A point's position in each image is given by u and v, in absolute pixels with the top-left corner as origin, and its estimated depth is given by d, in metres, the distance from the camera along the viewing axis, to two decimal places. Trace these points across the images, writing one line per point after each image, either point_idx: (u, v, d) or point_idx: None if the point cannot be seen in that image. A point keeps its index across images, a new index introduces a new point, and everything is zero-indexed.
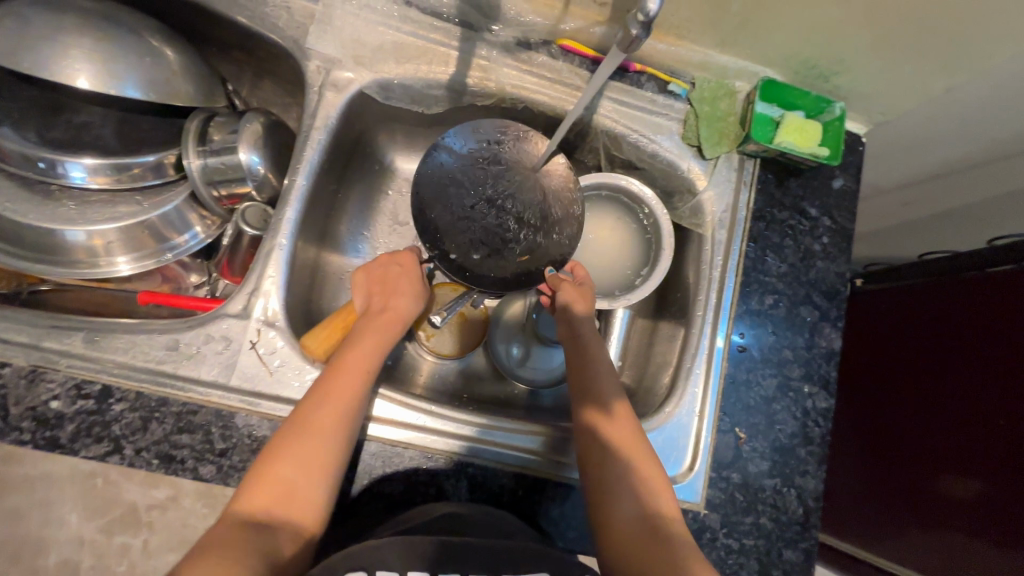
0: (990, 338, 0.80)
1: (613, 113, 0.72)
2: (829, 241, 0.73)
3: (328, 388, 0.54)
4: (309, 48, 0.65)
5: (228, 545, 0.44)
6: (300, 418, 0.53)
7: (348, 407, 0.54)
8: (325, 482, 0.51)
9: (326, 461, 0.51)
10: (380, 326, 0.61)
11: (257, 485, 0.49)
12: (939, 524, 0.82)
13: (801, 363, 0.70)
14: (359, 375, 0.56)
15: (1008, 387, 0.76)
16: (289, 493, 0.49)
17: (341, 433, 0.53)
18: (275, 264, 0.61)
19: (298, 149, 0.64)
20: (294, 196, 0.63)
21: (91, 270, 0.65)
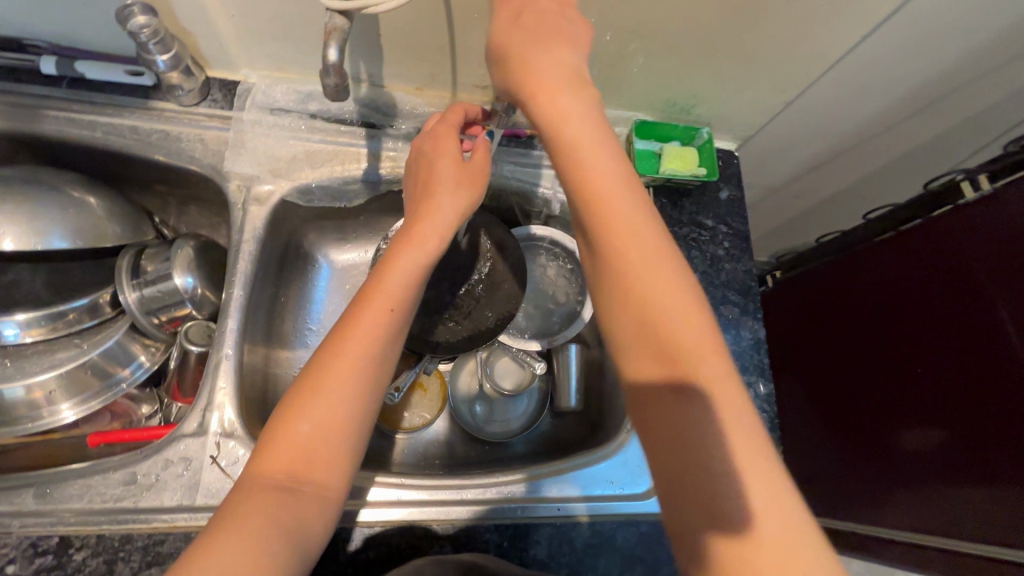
0: (907, 299, 0.92)
1: (517, 174, 0.80)
2: (730, 244, 0.82)
3: (342, 341, 0.50)
4: (227, 171, 0.71)
5: (251, 513, 0.43)
6: (314, 373, 0.49)
7: (370, 352, 0.50)
8: (343, 457, 0.49)
9: (345, 427, 0.49)
10: (410, 241, 0.53)
11: (276, 449, 0.47)
12: (925, 485, 0.86)
13: (735, 357, 0.76)
14: (381, 315, 0.51)
15: (940, 337, 0.86)
16: (305, 465, 0.47)
17: (357, 391, 0.49)
18: (225, 375, 0.63)
19: (230, 264, 0.68)
20: (233, 307, 0.66)
21: (35, 424, 0.65)
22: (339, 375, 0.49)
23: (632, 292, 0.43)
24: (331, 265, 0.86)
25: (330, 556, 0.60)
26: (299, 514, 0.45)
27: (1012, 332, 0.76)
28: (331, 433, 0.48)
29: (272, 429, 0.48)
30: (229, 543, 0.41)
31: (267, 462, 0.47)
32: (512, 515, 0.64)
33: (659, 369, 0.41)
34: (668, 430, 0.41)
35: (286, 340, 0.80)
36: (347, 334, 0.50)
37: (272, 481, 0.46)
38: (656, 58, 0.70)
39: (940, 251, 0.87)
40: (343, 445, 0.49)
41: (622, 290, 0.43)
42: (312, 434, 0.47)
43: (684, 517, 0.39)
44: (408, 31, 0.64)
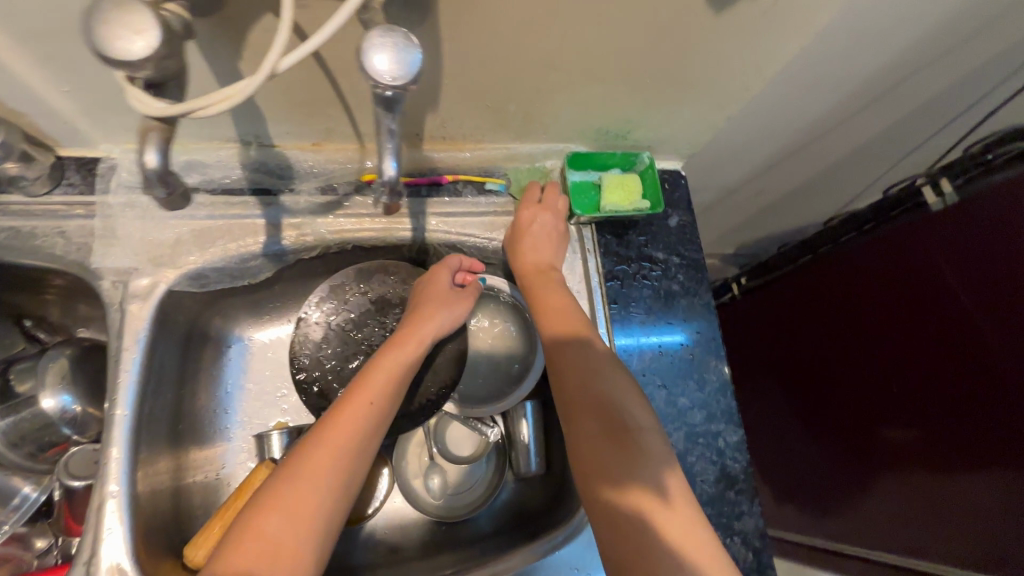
0: (879, 307, 0.90)
1: (443, 225, 0.71)
2: (685, 276, 0.75)
3: (323, 435, 0.53)
4: (97, 267, 0.60)
5: None
6: (293, 465, 0.51)
7: (347, 445, 0.53)
8: (312, 554, 0.48)
9: (317, 518, 0.50)
10: (392, 346, 0.62)
11: (243, 546, 0.46)
12: (930, 479, 0.85)
13: (700, 406, 0.70)
14: (360, 411, 0.55)
15: (913, 342, 0.85)
16: (274, 561, 0.46)
17: (335, 477, 0.52)
18: (115, 514, 0.54)
19: (110, 378, 0.58)
20: (119, 429, 0.56)
21: None
22: (317, 463, 0.51)
23: (579, 386, 0.57)
24: (246, 345, 0.77)
25: None
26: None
27: (987, 325, 0.74)
28: (301, 526, 0.48)
29: (238, 530, 0.48)
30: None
31: (232, 561, 0.46)
32: None
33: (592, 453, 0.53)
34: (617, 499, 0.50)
35: (201, 441, 0.71)
36: (328, 429, 0.54)
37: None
38: (577, 89, 0.62)
39: (903, 254, 0.85)
40: (310, 538, 0.49)
41: (561, 384, 0.59)
42: (289, 526, 0.48)
43: (643, 494, 0.49)
44: (283, 89, 0.55)
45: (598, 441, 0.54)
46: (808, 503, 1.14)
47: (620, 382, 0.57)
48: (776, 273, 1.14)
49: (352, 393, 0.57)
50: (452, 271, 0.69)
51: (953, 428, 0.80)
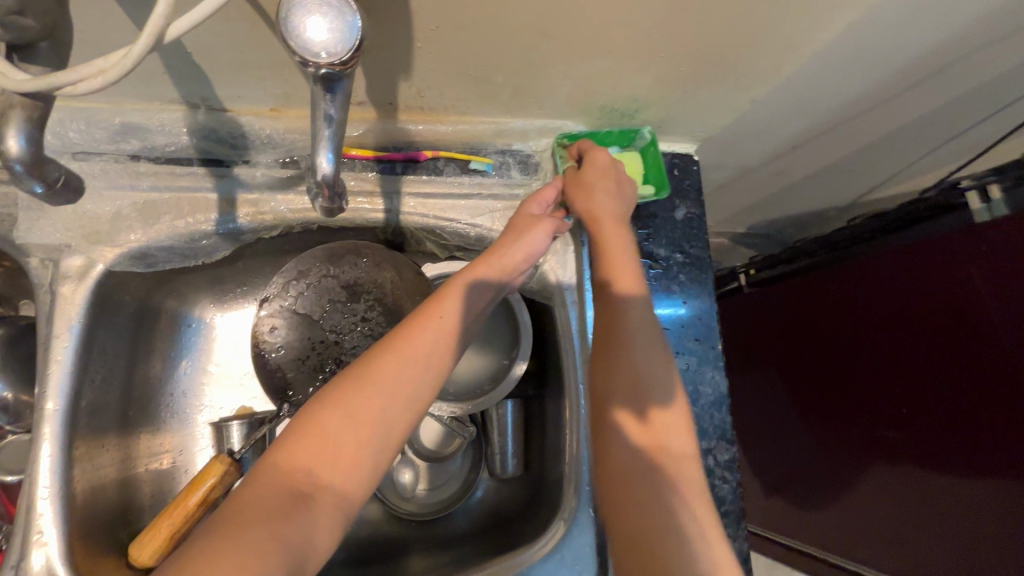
0: (894, 305, 0.83)
1: (420, 208, 0.63)
2: (687, 277, 0.68)
3: (387, 348, 0.47)
4: (24, 243, 0.54)
5: (253, 519, 0.37)
6: (356, 369, 0.45)
7: (422, 359, 0.47)
8: (370, 463, 0.43)
9: (382, 427, 0.44)
10: (481, 262, 0.55)
11: (302, 441, 0.41)
12: (929, 481, 0.80)
13: (691, 420, 0.65)
14: (430, 326, 0.48)
15: (925, 343, 0.78)
16: (329, 467, 0.41)
17: (405, 388, 0.45)
18: (46, 517, 0.50)
19: (40, 367, 0.52)
20: (49, 425, 0.52)
21: None
22: (381, 372, 0.45)
23: (619, 359, 0.52)
24: (206, 325, 0.72)
25: None
26: (305, 527, 0.38)
27: (1010, 341, 0.67)
28: (368, 429, 0.43)
29: (299, 423, 0.43)
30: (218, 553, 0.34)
31: (286, 457, 0.41)
32: None
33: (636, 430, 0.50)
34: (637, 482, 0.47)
35: (154, 426, 0.66)
36: (401, 339, 0.47)
37: (291, 476, 0.40)
38: (576, 62, 0.52)
39: (926, 250, 0.77)
40: (374, 447, 0.43)
41: (601, 352, 0.54)
42: (353, 433, 0.42)
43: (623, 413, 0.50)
44: (223, 46, 0.46)
45: (638, 414, 0.50)
46: (796, 496, 1.10)
47: (662, 366, 0.53)
48: (791, 266, 1.07)
49: (432, 304, 0.50)
50: (548, 200, 0.61)
51: (972, 436, 0.73)
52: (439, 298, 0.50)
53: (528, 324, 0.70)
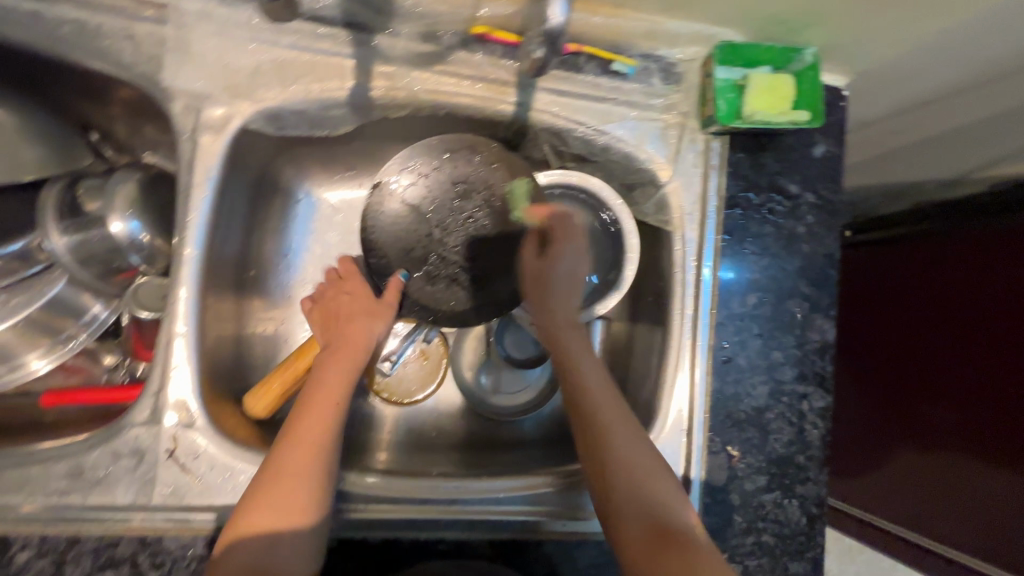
0: (913, 315, 0.79)
1: (554, 106, 0.60)
2: (814, 219, 0.65)
3: (291, 427, 0.51)
4: (168, 86, 0.53)
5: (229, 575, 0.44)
6: (283, 432, 0.51)
7: (314, 429, 0.50)
8: (312, 504, 0.48)
9: (303, 481, 0.48)
10: (340, 348, 0.58)
11: (255, 504, 0.47)
12: (980, 474, 0.68)
13: (793, 363, 0.63)
14: (328, 397, 0.53)
15: (943, 355, 0.74)
16: (283, 513, 0.47)
17: (320, 443, 0.50)
18: (181, 354, 0.53)
19: (181, 214, 0.54)
20: (187, 269, 0.54)
21: (7, 378, 0.59)
22: (299, 433, 0.50)
23: (602, 421, 0.54)
24: (315, 203, 0.72)
25: None
26: (276, 559, 0.46)
27: None
28: (293, 484, 0.47)
29: (248, 491, 0.48)
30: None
31: (246, 518, 0.46)
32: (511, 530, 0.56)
33: (630, 481, 0.51)
34: (644, 533, 0.49)
35: (261, 295, 0.68)
36: (330, 365, 0.56)
37: (238, 535, 0.46)
38: None
39: (966, 254, 0.72)
40: (304, 492, 0.48)
41: (597, 432, 0.53)
42: (279, 482, 0.47)
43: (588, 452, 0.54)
44: None
45: (631, 481, 0.51)
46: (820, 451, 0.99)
47: (629, 430, 0.54)
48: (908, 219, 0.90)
49: (357, 325, 0.60)
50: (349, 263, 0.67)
51: None
52: (349, 330, 0.60)
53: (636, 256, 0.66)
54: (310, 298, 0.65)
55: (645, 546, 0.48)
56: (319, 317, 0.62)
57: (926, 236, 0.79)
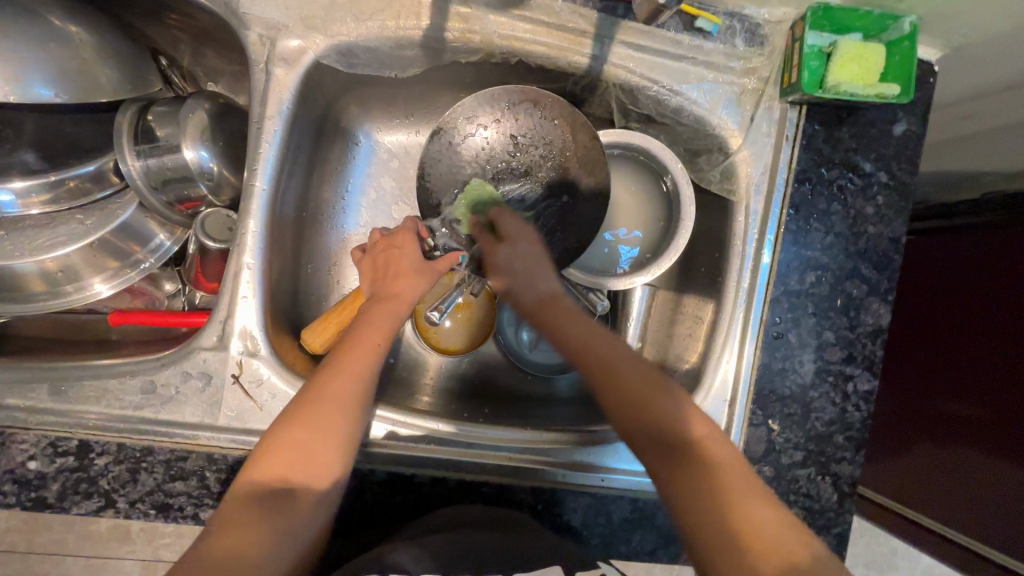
0: (941, 317, 0.73)
1: (629, 62, 0.59)
2: (885, 200, 0.63)
3: (326, 377, 0.51)
4: (245, 13, 0.53)
5: (242, 520, 0.44)
6: (312, 385, 0.50)
7: (350, 389, 0.51)
8: (337, 462, 0.48)
9: (337, 437, 0.49)
10: (382, 306, 0.57)
11: (273, 452, 0.47)
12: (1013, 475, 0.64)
13: (843, 345, 0.63)
14: (367, 353, 0.53)
15: (967, 356, 0.69)
16: (305, 467, 0.47)
17: (354, 404, 0.50)
18: (248, 285, 0.54)
19: (252, 145, 0.54)
20: (256, 202, 0.54)
21: (69, 300, 0.59)
22: (330, 389, 0.50)
23: (647, 392, 0.54)
24: (373, 146, 0.71)
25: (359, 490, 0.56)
26: (290, 513, 0.46)
27: None
28: (322, 438, 0.48)
29: (269, 437, 0.48)
30: (225, 546, 0.43)
31: (263, 465, 0.46)
32: (553, 479, 0.59)
33: (658, 442, 0.52)
34: (652, 443, 0.52)
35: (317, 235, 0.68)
36: (368, 322, 0.55)
37: (261, 482, 0.46)
38: None
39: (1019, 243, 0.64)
40: (336, 447, 0.48)
41: (639, 404, 0.54)
42: (306, 436, 0.47)
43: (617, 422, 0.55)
44: None
45: (656, 429, 0.52)
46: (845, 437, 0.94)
47: (674, 397, 0.54)
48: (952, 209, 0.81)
49: (400, 284, 0.58)
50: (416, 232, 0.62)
51: None
52: (398, 289, 0.58)
53: (688, 228, 0.64)
54: (361, 250, 0.63)
55: (663, 466, 0.52)
56: (370, 269, 0.61)
57: (952, 233, 0.73)
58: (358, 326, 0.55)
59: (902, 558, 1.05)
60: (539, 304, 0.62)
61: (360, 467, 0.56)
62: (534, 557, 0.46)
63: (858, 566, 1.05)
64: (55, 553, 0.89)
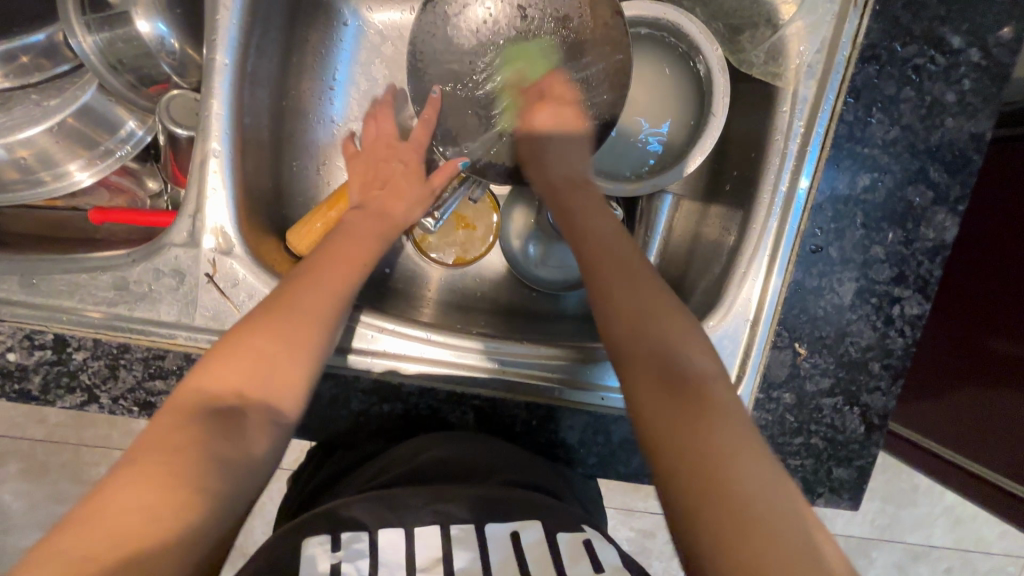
0: (1005, 250, 0.63)
1: None
2: (971, 85, 0.51)
3: (304, 281, 0.47)
4: None
5: (180, 435, 0.36)
6: (287, 293, 0.45)
7: (331, 301, 0.46)
8: (307, 377, 0.43)
9: (310, 350, 0.44)
10: (368, 219, 0.54)
11: (236, 357, 0.41)
12: None
13: (893, 263, 0.54)
14: (349, 266, 0.50)
15: None
16: (268, 374, 0.41)
17: (332, 317, 0.46)
18: (216, 178, 0.49)
19: (208, 13, 0.47)
20: (218, 81, 0.48)
21: (45, 189, 0.55)
22: (307, 297, 0.45)
23: (639, 308, 0.44)
24: (361, 27, 0.63)
25: (341, 400, 0.53)
26: (239, 440, 0.38)
27: None
28: (295, 349, 0.43)
29: (228, 343, 0.42)
30: (156, 464, 0.34)
31: (219, 372, 0.40)
32: (549, 395, 0.55)
33: (654, 351, 0.42)
34: (658, 375, 0.41)
35: (301, 129, 0.62)
36: (349, 233, 0.52)
37: (215, 391, 0.39)
38: None
39: None
40: (306, 362, 0.43)
41: (642, 313, 0.44)
42: (273, 343, 0.42)
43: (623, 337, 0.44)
44: None
45: (666, 355, 0.42)
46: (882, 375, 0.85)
47: (680, 320, 0.44)
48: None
49: (390, 202, 0.57)
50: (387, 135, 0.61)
51: None
52: (386, 207, 0.57)
53: (720, 117, 0.55)
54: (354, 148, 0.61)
55: (660, 402, 0.40)
56: (359, 179, 0.59)
57: None
58: (339, 236, 0.52)
59: (924, 495, 1.01)
60: (567, 183, 0.54)
61: (344, 374, 0.53)
62: (507, 511, 0.44)
63: (876, 501, 1.01)
64: (102, 446, 0.94)
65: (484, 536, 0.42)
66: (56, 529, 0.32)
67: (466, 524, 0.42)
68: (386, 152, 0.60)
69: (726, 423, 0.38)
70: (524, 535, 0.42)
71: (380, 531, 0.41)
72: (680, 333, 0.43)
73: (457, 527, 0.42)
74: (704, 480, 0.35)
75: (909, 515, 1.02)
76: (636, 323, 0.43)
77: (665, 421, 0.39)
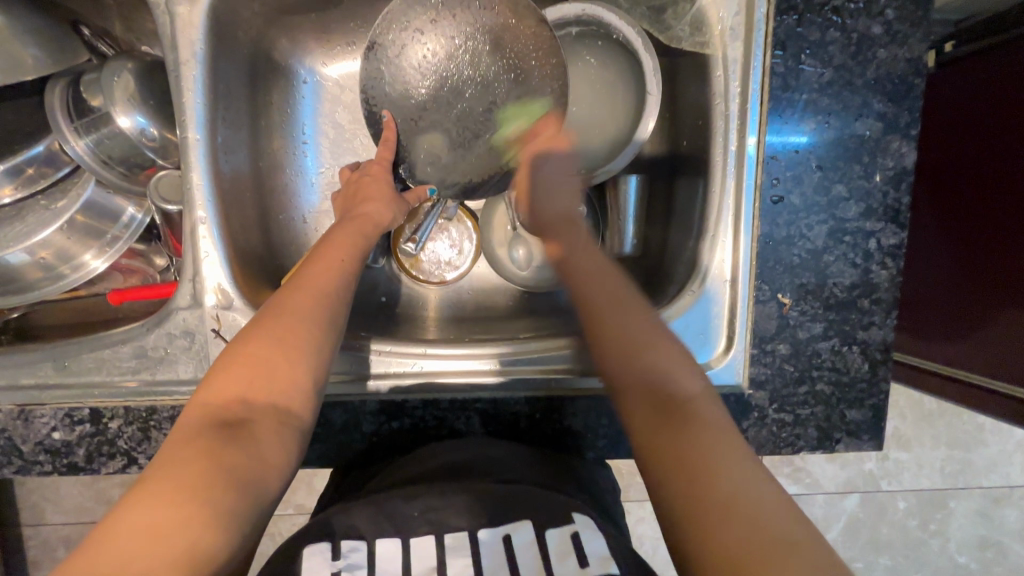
0: (988, 161, 0.61)
1: None
2: (896, 15, 0.53)
3: (291, 289, 0.48)
4: None
5: (188, 453, 0.37)
6: (277, 302, 0.47)
7: (322, 305, 0.47)
8: (313, 379, 0.44)
9: (307, 355, 0.44)
10: (350, 226, 0.56)
11: (234, 370, 0.42)
12: None
13: (858, 198, 0.55)
14: (334, 267, 0.51)
15: None
16: (266, 381, 0.42)
17: (325, 316, 0.47)
18: (208, 240, 0.54)
19: (176, 97, 0.53)
20: (195, 154, 0.54)
21: (70, 279, 0.61)
22: (297, 303, 0.47)
23: (628, 342, 0.47)
24: (318, 82, 0.69)
25: (354, 425, 0.57)
26: (252, 447, 0.39)
27: None
28: (291, 353, 0.44)
29: (225, 358, 0.43)
30: (168, 482, 0.35)
31: (219, 387, 0.42)
32: (548, 386, 0.57)
33: (650, 386, 0.44)
34: (653, 401, 0.43)
35: (281, 184, 0.66)
36: (337, 241, 0.54)
37: (221, 404, 0.41)
38: None
39: None
40: (305, 366, 0.44)
41: (631, 350, 0.46)
42: (269, 351, 0.43)
43: (619, 358, 0.46)
44: None
45: (657, 385, 0.44)
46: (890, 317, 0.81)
47: (664, 347, 0.46)
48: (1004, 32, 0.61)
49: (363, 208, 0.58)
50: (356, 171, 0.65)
51: None
52: (377, 221, 0.58)
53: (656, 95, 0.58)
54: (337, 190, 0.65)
55: (651, 421, 0.42)
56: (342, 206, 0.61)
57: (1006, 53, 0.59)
58: (320, 245, 0.53)
59: (992, 434, 0.97)
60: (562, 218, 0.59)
61: (352, 400, 0.56)
62: (505, 511, 0.46)
63: (941, 448, 0.97)
64: None
65: (476, 542, 0.45)
66: (75, 549, 0.33)
67: (459, 533, 0.45)
68: (358, 176, 0.62)
69: (726, 454, 0.38)
70: (517, 535, 0.45)
71: (377, 541, 0.44)
72: (673, 366, 0.45)
73: (450, 536, 0.45)
74: (703, 510, 0.35)
75: (981, 456, 0.98)
76: (619, 350, 0.46)
77: (663, 454, 0.39)
